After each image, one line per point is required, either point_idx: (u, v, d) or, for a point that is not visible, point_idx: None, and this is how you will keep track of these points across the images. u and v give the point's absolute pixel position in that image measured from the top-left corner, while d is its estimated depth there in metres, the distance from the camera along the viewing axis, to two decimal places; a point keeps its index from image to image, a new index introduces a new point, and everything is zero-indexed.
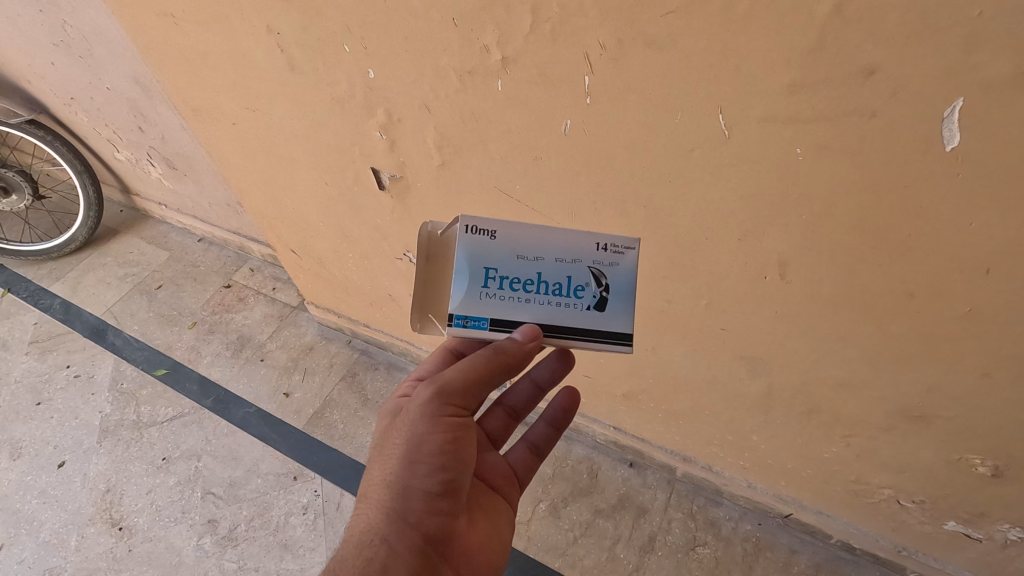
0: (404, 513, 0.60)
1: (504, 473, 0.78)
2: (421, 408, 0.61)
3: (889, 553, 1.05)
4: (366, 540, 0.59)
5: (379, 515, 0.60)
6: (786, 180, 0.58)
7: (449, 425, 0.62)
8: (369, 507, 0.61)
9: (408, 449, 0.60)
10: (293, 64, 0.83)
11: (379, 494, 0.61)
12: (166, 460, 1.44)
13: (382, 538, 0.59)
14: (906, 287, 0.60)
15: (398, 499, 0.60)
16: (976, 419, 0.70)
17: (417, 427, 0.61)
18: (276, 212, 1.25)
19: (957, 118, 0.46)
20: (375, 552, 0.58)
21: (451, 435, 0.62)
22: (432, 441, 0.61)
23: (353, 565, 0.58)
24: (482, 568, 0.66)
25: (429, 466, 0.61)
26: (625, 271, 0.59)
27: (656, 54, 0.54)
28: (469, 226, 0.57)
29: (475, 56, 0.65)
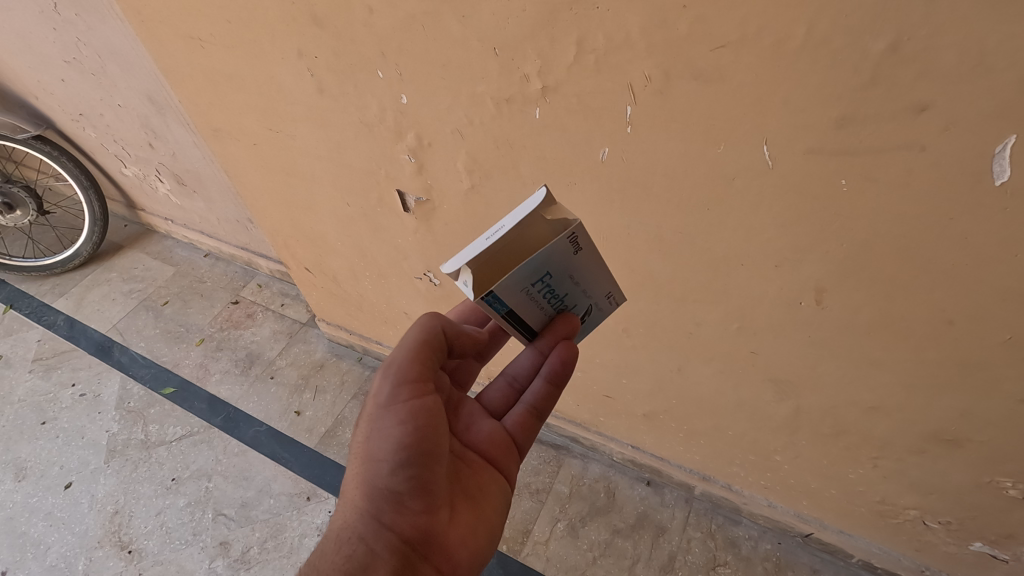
0: (375, 508, 0.61)
1: (500, 444, 0.72)
2: (377, 402, 0.62)
3: (912, 572, 1.05)
4: (344, 538, 0.61)
5: (354, 514, 0.62)
6: (829, 210, 0.58)
7: (409, 418, 0.61)
8: (346, 505, 0.63)
9: (371, 444, 0.61)
10: (322, 87, 0.83)
11: (354, 492, 0.63)
12: (175, 480, 1.42)
13: (359, 536, 0.61)
14: (946, 315, 0.61)
15: (368, 495, 0.61)
16: (1010, 443, 0.70)
17: (377, 421, 0.61)
18: (292, 231, 1.25)
19: (1008, 154, 0.47)
20: (352, 550, 0.60)
21: (411, 429, 0.61)
22: (392, 434, 0.60)
23: (333, 563, 0.60)
24: (466, 562, 0.64)
25: (393, 462, 0.60)
26: (596, 317, 0.69)
27: (703, 86, 0.55)
28: (575, 229, 0.54)
29: (513, 84, 0.66)
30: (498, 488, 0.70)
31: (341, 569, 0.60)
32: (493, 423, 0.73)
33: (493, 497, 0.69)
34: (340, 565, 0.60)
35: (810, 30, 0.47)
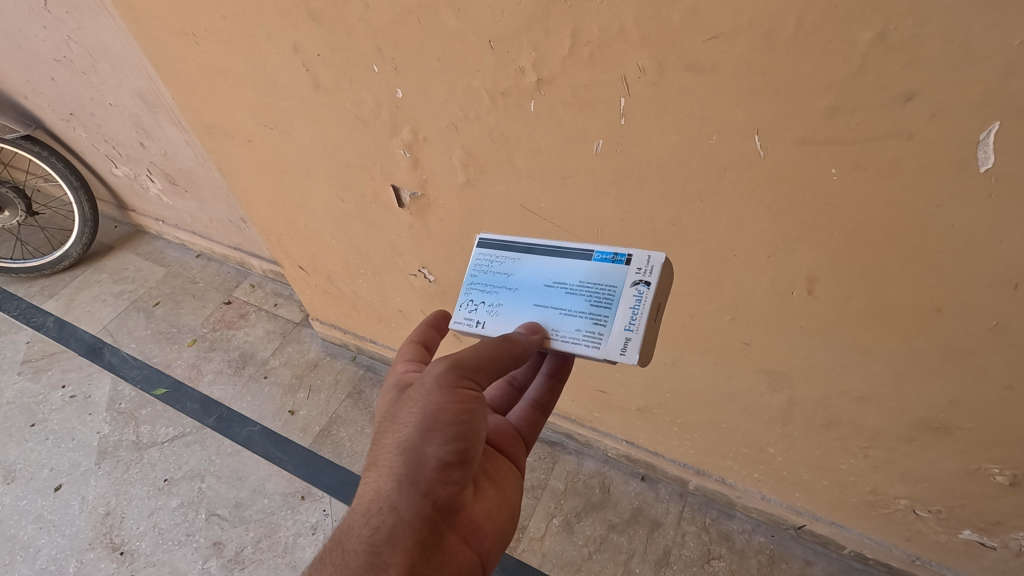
0: (416, 482, 0.55)
1: (509, 436, 0.73)
2: (437, 378, 0.57)
3: (903, 562, 1.06)
4: (373, 509, 0.56)
5: (389, 484, 0.56)
6: (819, 199, 0.59)
7: (466, 396, 0.57)
8: (378, 473, 0.57)
9: (423, 417, 0.55)
10: (317, 82, 0.83)
11: (390, 462, 0.56)
12: (168, 481, 1.40)
13: (391, 507, 0.55)
14: (934, 302, 0.62)
15: (409, 469, 0.55)
16: (997, 430, 0.72)
17: (434, 396, 0.56)
18: (287, 229, 1.25)
19: (992, 142, 0.48)
20: (384, 523, 0.55)
21: (467, 406, 0.57)
22: (450, 411, 0.56)
23: (361, 535, 0.55)
24: (490, 538, 0.63)
25: (444, 435, 0.56)
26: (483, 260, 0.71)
27: (696, 77, 0.56)
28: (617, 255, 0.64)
29: (509, 77, 0.66)
30: (512, 472, 0.70)
31: (368, 541, 0.54)
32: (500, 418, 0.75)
33: (510, 480, 0.68)
34: (369, 537, 0.54)
35: (800, 20, 0.48)
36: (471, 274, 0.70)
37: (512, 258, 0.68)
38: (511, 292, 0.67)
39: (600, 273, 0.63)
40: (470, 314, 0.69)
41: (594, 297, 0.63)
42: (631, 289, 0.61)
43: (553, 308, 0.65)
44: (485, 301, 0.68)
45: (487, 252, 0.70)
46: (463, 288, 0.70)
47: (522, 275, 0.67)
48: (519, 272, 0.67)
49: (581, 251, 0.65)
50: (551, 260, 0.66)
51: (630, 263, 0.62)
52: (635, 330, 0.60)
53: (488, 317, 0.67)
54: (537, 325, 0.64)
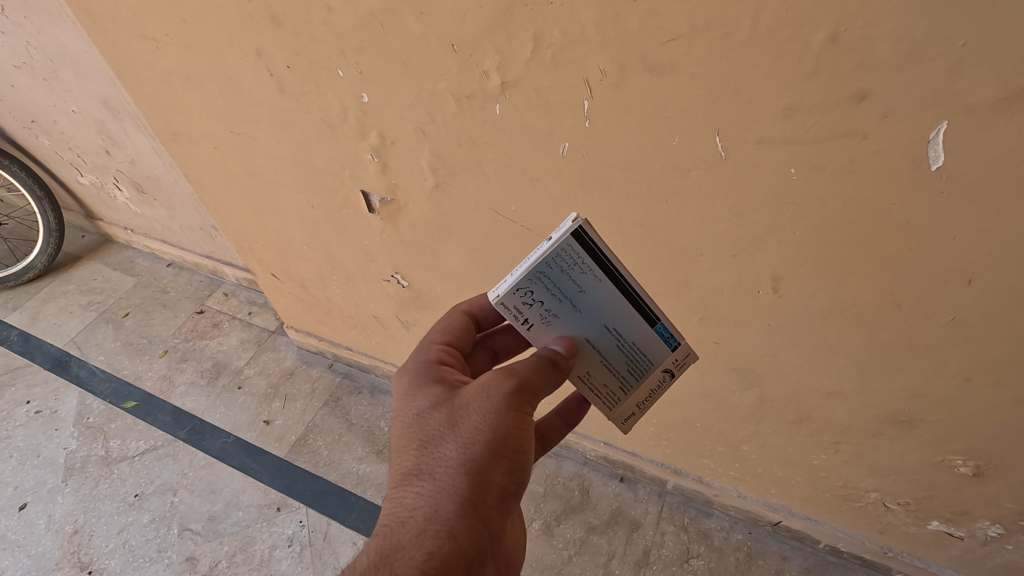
0: (478, 505, 0.55)
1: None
2: (507, 398, 0.56)
3: (876, 555, 1.07)
4: (428, 530, 0.53)
5: (449, 505, 0.54)
6: (780, 199, 0.60)
7: (528, 421, 0.58)
8: (432, 491, 0.55)
9: (492, 439, 0.55)
10: (283, 87, 0.82)
11: (449, 483, 0.55)
12: (138, 496, 1.37)
13: (449, 531, 0.53)
14: (894, 298, 0.63)
15: (473, 492, 0.55)
16: (960, 422, 0.73)
17: (504, 418, 0.56)
18: (257, 236, 1.23)
19: (941, 140, 0.49)
20: (442, 547, 0.53)
21: (528, 432, 0.58)
22: (516, 435, 0.56)
23: (413, 558, 0.52)
24: (507, 563, 0.64)
25: (509, 459, 0.56)
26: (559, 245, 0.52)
27: (657, 79, 0.56)
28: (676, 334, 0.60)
29: (473, 81, 0.66)
30: None
31: (423, 565, 0.52)
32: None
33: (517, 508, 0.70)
34: (425, 561, 0.52)
35: (755, 22, 0.48)
36: (543, 262, 0.52)
37: (592, 276, 0.53)
38: (571, 312, 0.56)
39: (650, 344, 0.59)
40: (519, 310, 0.55)
41: (632, 362, 0.60)
42: (659, 373, 0.61)
43: (597, 350, 0.59)
44: (543, 310, 0.55)
45: (576, 250, 0.52)
46: (528, 277, 0.53)
47: (587, 301, 0.55)
48: (586, 298, 0.55)
49: (649, 311, 0.57)
50: (624, 304, 0.56)
51: (677, 353, 0.61)
52: (643, 411, 0.63)
53: (538, 323, 0.57)
54: (577, 353, 0.58)
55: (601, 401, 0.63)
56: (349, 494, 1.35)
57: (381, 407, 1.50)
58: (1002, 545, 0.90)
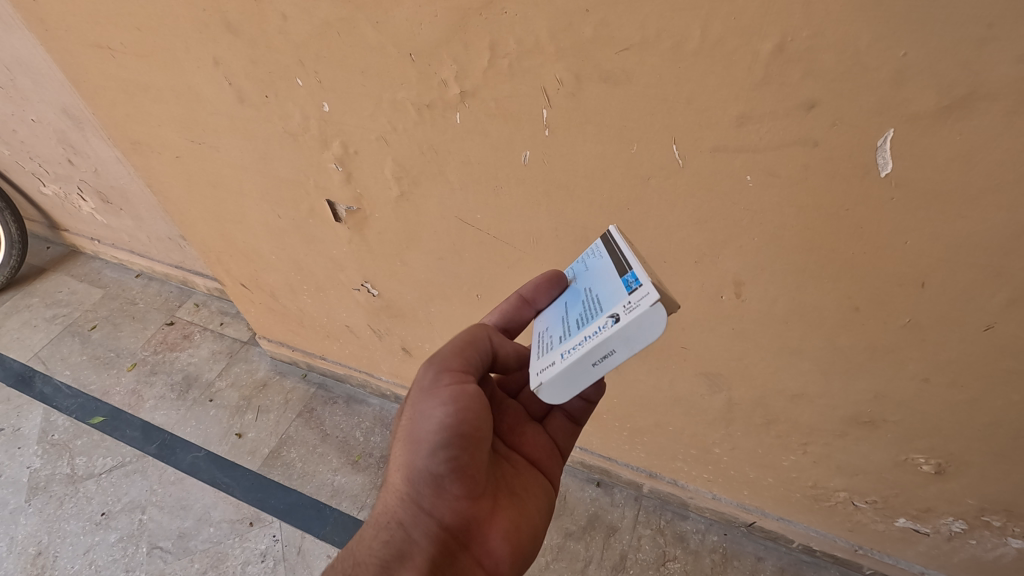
0: (417, 497, 0.57)
1: (541, 449, 0.71)
2: (428, 389, 0.57)
3: (847, 552, 1.09)
4: (382, 523, 0.59)
5: (396, 499, 0.59)
6: (738, 206, 0.61)
7: (457, 402, 0.55)
8: (389, 488, 0.60)
9: (414, 431, 0.56)
10: (242, 96, 0.81)
11: (397, 478, 0.59)
12: (105, 515, 1.33)
13: (398, 522, 0.58)
14: (852, 302, 0.64)
15: (410, 485, 0.57)
16: (920, 421, 0.74)
17: (424, 407, 0.56)
18: (225, 246, 1.21)
19: (889, 148, 0.50)
20: (389, 538, 0.57)
21: (461, 418, 0.55)
22: (437, 419, 0.55)
23: (372, 548, 0.58)
24: (507, 559, 0.60)
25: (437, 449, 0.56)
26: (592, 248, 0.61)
27: (613, 88, 0.56)
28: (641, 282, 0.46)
29: (433, 90, 0.66)
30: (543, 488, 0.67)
31: (377, 554, 0.57)
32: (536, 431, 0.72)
33: (539, 499, 0.66)
34: (377, 551, 0.57)
35: (705, 32, 0.49)
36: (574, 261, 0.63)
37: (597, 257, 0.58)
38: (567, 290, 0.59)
39: (610, 293, 0.49)
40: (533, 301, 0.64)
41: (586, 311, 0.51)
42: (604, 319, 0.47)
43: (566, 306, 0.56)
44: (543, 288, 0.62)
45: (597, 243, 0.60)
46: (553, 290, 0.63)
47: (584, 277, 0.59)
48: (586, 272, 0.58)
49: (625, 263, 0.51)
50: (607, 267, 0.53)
51: (631, 296, 0.46)
52: (562, 359, 0.49)
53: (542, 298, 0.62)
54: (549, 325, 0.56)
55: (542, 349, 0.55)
56: (323, 506, 1.33)
57: (356, 417, 1.48)
58: (966, 540, 0.91)
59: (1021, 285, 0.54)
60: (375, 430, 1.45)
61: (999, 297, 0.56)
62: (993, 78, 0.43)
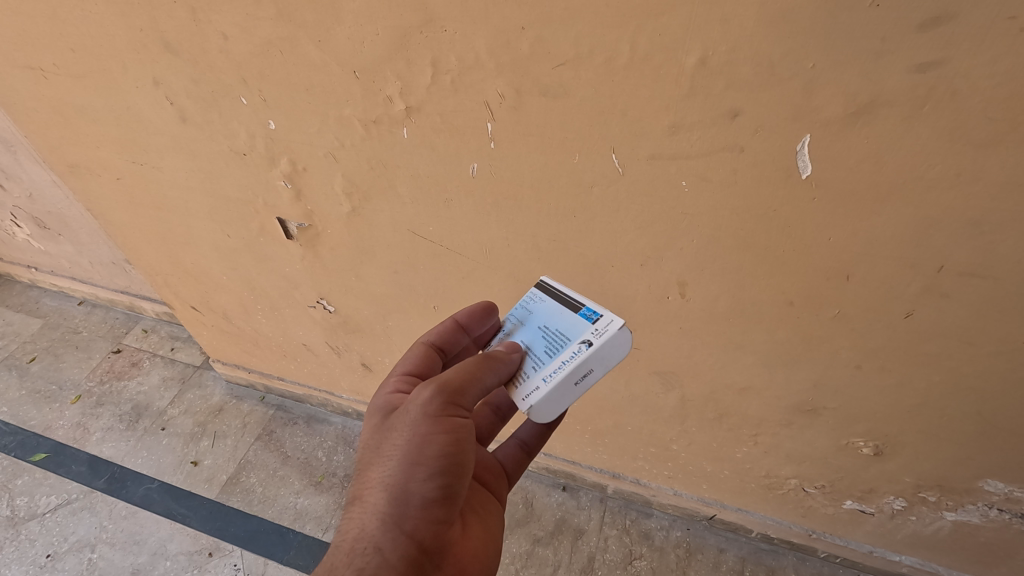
0: (401, 521, 0.56)
1: (493, 470, 0.74)
2: (422, 409, 0.57)
3: (802, 537, 1.13)
4: (357, 549, 0.56)
5: (374, 522, 0.56)
6: (677, 210, 0.64)
7: (454, 424, 0.57)
8: (364, 511, 0.57)
9: (407, 451, 0.56)
10: (184, 116, 0.80)
11: (377, 498, 0.57)
12: (51, 556, 1.26)
13: (377, 547, 0.55)
14: (787, 296, 0.68)
15: (395, 509, 0.56)
16: (856, 406, 0.79)
17: (419, 428, 0.56)
18: (172, 268, 1.17)
19: (807, 152, 0.54)
20: (368, 562, 0.54)
21: (454, 437, 0.57)
22: (435, 442, 0.56)
23: None
24: None
25: (430, 472, 0.56)
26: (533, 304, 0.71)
27: (551, 101, 0.58)
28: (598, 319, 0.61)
29: (378, 106, 0.67)
30: (496, 507, 0.70)
31: None
32: (485, 451, 0.75)
33: (494, 516, 0.69)
34: None
35: (633, 48, 0.52)
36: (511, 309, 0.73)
37: (585, 318, 0.62)
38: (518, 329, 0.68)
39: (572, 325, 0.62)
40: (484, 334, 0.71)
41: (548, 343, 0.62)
42: (575, 345, 0.59)
43: (544, 349, 0.62)
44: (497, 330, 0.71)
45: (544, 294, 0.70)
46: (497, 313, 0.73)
47: (543, 315, 0.67)
48: (559, 321, 0.64)
49: (573, 302, 0.65)
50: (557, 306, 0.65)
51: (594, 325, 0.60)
52: (545, 384, 0.59)
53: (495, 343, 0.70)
54: (513, 347, 0.64)
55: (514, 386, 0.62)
56: (287, 530, 1.29)
57: (318, 437, 1.45)
58: (907, 516, 0.97)
59: (931, 273, 0.59)
60: (337, 449, 1.42)
61: (914, 286, 0.61)
62: (889, 87, 0.47)
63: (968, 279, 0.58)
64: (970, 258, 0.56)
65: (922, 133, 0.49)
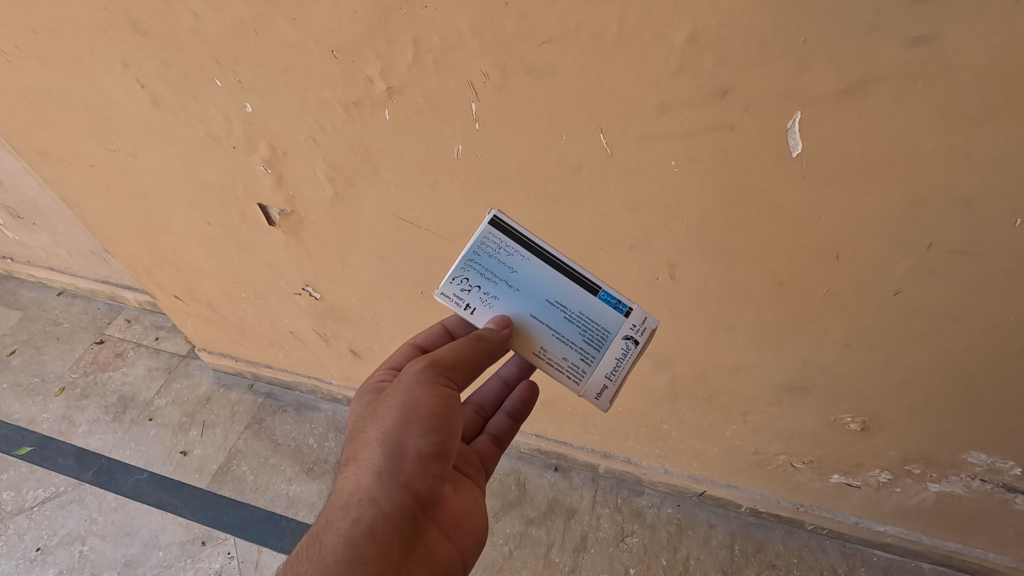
0: (395, 473, 0.56)
1: (474, 464, 0.71)
2: (414, 376, 0.59)
3: (790, 511, 1.15)
4: (352, 503, 0.56)
5: (369, 477, 0.56)
6: (667, 190, 0.63)
7: (446, 391, 0.59)
8: (358, 468, 0.57)
9: (401, 410, 0.57)
10: (157, 100, 0.77)
11: (370, 454, 0.57)
12: (41, 550, 1.26)
13: (371, 500, 0.55)
14: (777, 276, 0.68)
15: (389, 462, 0.56)
16: (844, 383, 0.80)
17: (413, 390, 0.58)
18: (153, 257, 1.15)
19: (798, 130, 0.53)
20: (364, 513, 0.54)
21: (446, 402, 0.59)
22: (428, 402, 0.58)
23: (339, 528, 0.54)
24: (467, 541, 0.62)
25: (424, 430, 0.58)
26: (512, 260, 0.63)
27: (537, 81, 0.57)
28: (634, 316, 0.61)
29: (358, 87, 0.65)
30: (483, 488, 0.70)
31: (347, 533, 0.54)
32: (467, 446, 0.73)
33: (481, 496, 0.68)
34: (347, 529, 0.54)
35: (621, 24, 0.50)
36: (471, 251, 0.63)
37: (609, 306, 0.61)
38: (508, 291, 0.62)
39: (599, 313, 0.61)
40: (462, 294, 0.64)
41: (585, 330, 0.62)
42: (619, 341, 0.61)
43: (581, 341, 0.62)
44: (480, 292, 0.63)
45: (498, 235, 0.63)
46: (460, 263, 0.63)
47: (543, 286, 0.62)
48: (576, 302, 0.62)
49: (587, 282, 0.62)
50: (559, 277, 0.62)
51: (627, 317, 0.61)
52: (612, 381, 0.61)
53: (480, 305, 0.63)
54: (504, 323, 0.62)
55: (568, 378, 0.63)
56: (279, 517, 1.29)
57: (308, 424, 1.44)
58: (892, 488, 0.99)
59: (921, 251, 0.59)
60: (328, 435, 1.42)
61: (903, 264, 0.61)
62: (882, 62, 0.46)
63: (957, 256, 0.58)
64: (960, 235, 0.56)
65: (915, 109, 0.48)
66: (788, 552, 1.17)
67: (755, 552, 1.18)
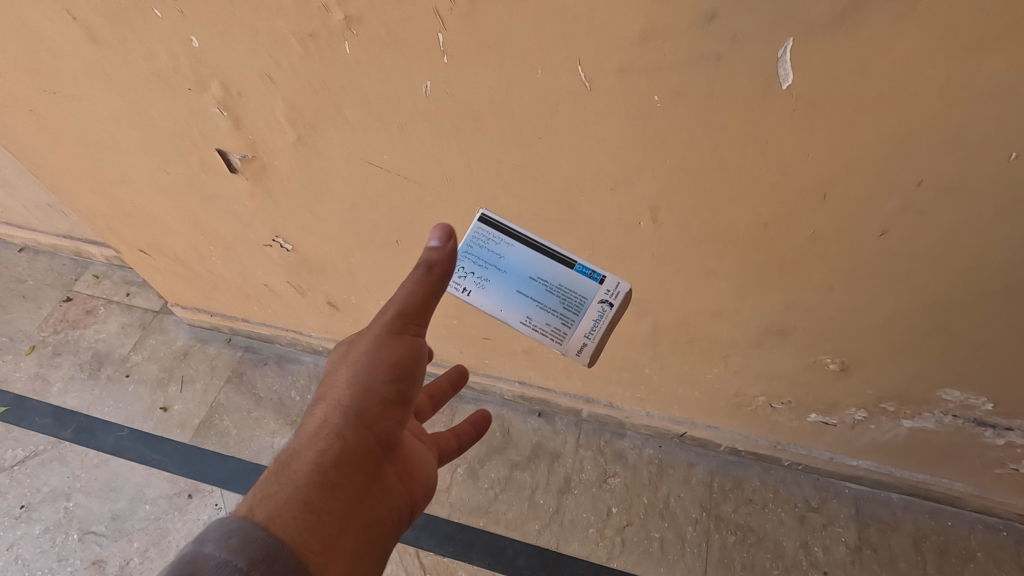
0: (363, 415, 0.56)
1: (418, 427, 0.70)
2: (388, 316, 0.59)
3: (768, 449, 1.19)
4: (318, 435, 0.55)
5: (336, 412, 0.56)
6: (649, 129, 0.59)
7: (416, 337, 0.60)
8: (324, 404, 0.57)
9: (373, 352, 0.57)
10: (94, 35, 0.70)
11: (337, 391, 0.57)
12: (26, 507, 1.26)
13: (337, 434, 0.55)
14: (762, 219, 0.65)
15: (356, 401, 0.56)
16: (825, 326, 0.79)
17: (384, 333, 0.58)
18: (111, 210, 1.09)
19: (789, 59, 0.49)
20: (329, 447, 0.54)
21: (416, 352, 0.59)
22: (400, 349, 0.58)
23: (307, 456, 0.54)
24: (421, 491, 0.63)
25: (390, 372, 0.58)
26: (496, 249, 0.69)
27: (509, 7, 0.52)
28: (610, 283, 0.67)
29: (314, 17, 0.59)
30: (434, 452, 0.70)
31: (314, 461, 0.53)
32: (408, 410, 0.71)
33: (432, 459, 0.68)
34: (314, 458, 0.53)
35: None
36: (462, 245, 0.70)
37: (585, 275, 0.67)
38: (496, 275, 0.68)
39: (577, 283, 0.67)
40: (458, 280, 0.69)
41: (565, 301, 0.67)
42: (596, 306, 0.67)
43: (562, 308, 0.67)
44: (470, 277, 0.69)
45: (484, 228, 0.69)
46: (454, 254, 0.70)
47: (527, 264, 0.68)
48: (556, 276, 0.68)
49: (564, 257, 0.68)
50: (540, 257, 0.68)
51: (603, 284, 0.67)
52: (592, 339, 0.67)
53: (474, 289, 0.69)
54: (449, 235, 0.58)
55: (552, 341, 0.69)
56: (266, 469, 1.30)
57: (290, 377, 1.43)
58: (867, 426, 1.01)
59: (910, 189, 0.57)
60: (311, 387, 1.41)
61: (892, 204, 0.59)
62: None
63: (947, 194, 0.56)
64: (952, 172, 0.54)
65: (914, 34, 0.45)
66: (764, 488, 1.21)
67: (732, 489, 1.22)
